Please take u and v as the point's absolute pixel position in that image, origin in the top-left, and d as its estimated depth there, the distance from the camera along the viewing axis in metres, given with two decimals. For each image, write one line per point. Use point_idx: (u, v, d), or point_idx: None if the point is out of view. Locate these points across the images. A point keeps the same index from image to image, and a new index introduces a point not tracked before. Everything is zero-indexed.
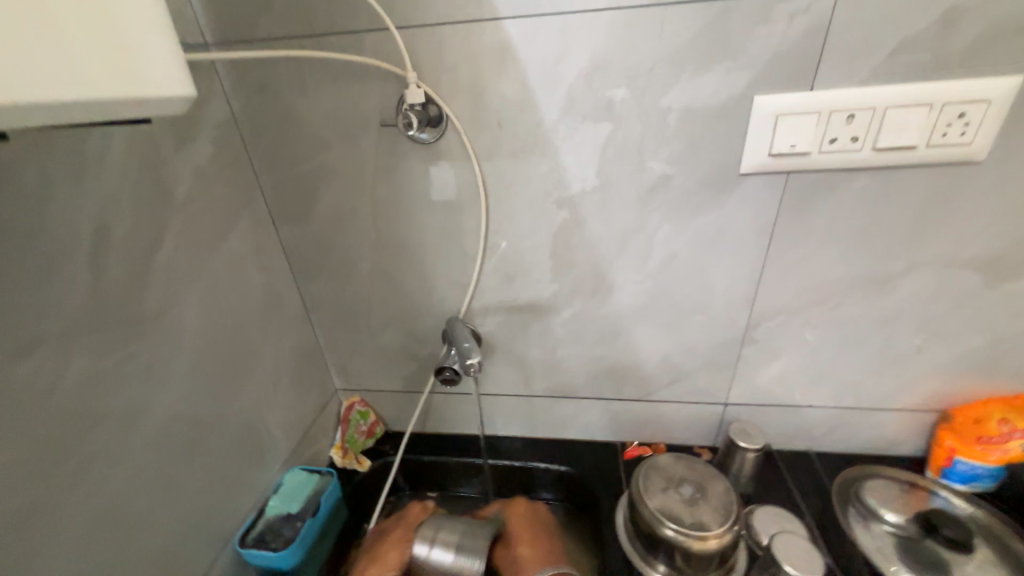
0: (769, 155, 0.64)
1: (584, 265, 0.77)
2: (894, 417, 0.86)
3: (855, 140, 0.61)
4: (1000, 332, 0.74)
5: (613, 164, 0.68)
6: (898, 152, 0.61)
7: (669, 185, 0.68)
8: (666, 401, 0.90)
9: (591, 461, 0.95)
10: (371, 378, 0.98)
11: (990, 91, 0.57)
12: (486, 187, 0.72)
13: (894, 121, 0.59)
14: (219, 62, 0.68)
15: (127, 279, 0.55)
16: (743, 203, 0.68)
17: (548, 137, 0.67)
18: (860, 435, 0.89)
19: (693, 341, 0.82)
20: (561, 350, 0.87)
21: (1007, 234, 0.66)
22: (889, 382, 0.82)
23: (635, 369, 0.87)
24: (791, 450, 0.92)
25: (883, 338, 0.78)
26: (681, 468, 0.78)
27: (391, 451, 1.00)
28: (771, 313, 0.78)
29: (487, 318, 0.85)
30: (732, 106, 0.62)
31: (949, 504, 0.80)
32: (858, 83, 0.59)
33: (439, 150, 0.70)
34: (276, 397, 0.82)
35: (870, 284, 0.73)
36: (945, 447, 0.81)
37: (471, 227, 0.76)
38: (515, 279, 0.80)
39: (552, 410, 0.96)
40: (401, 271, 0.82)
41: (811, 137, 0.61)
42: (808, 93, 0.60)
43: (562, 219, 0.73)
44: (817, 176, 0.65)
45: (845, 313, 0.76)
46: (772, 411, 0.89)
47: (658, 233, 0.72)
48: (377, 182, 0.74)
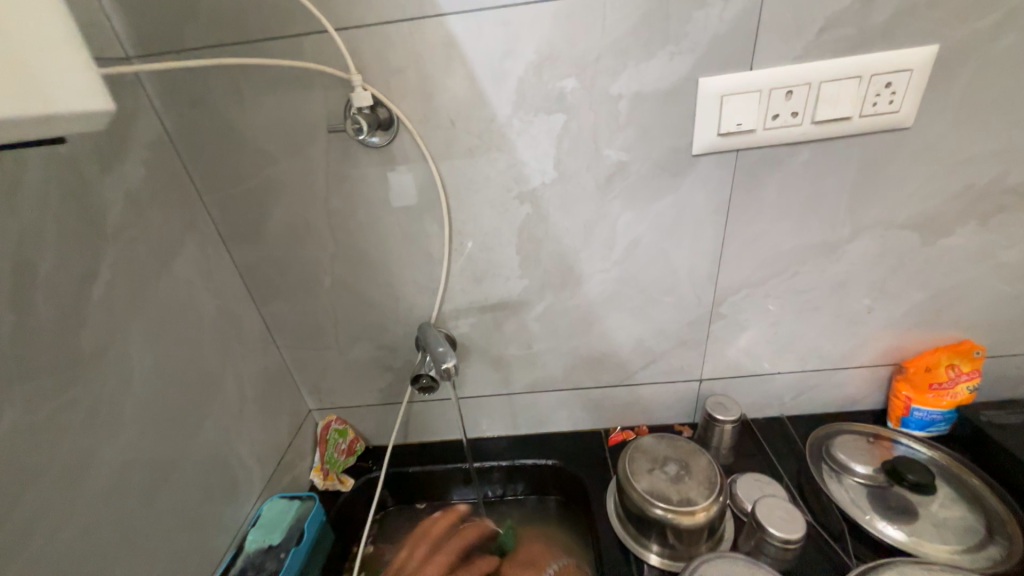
0: (717, 135, 0.66)
1: (551, 258, 0.77)
2: (855, 375, 0.91)
3: (796, 115, 0.64)
4: (939, 286, 0.80)
5: (570, 156, 0.68)
6: (835, 124, 0.64)
7: (626, 172, 0.69)
8: (644, 384, 0.92)
9: (577, 452, 0.95)
10: (345, 394, 0.95)
11: (910, 61, 0.61)
12: (446, 188, 0.71)
13: (829, 94, 0.62)
14: (143, 76, 0.63)
15: (59, 320, 0.50)
16: (699, 184, 0.70)
17: (503, 133, 0.66)
18: (826, 395, 0.93)
19: (663, 323, 0.84)
20: (537, 345, 0.87)
21: (936, 194, 0.71)
22: (847, 343, 0.87)
23: (611, 357, 0.88)
24: (764, 417, 0.96)
25: (838, 301, 0.82)
26: (665, 448, 0.80)
27: (374, 467, 0.97)
28: (734, 288, 0.80)
29: (460, 320, 0.84)
30: (679, 90, 0.63)
31: (910, 450, 0.86)
32: (793, 60, 0.61)
33: (392, 154, 0.69)
34: (244, 428, 0.78)
35: (821, 251, 0.76)
36: (902, 397, 0.87)
37: (435, 230, 0.75)
38: (484, 279, 0.80)
39: (534, 405, 0.95)
40: (366, 281, 0.80)
41: (755, 115, 0.64)
42: (748, 72, 0.62)
43: (525, 215, 0.73)
44: (764, 152, 0.68)
45: (802, 281, 0.79)
46: (745, 382, 0.92)
47: (620, 220, 0.73)
48: (331, 192, 0.71)
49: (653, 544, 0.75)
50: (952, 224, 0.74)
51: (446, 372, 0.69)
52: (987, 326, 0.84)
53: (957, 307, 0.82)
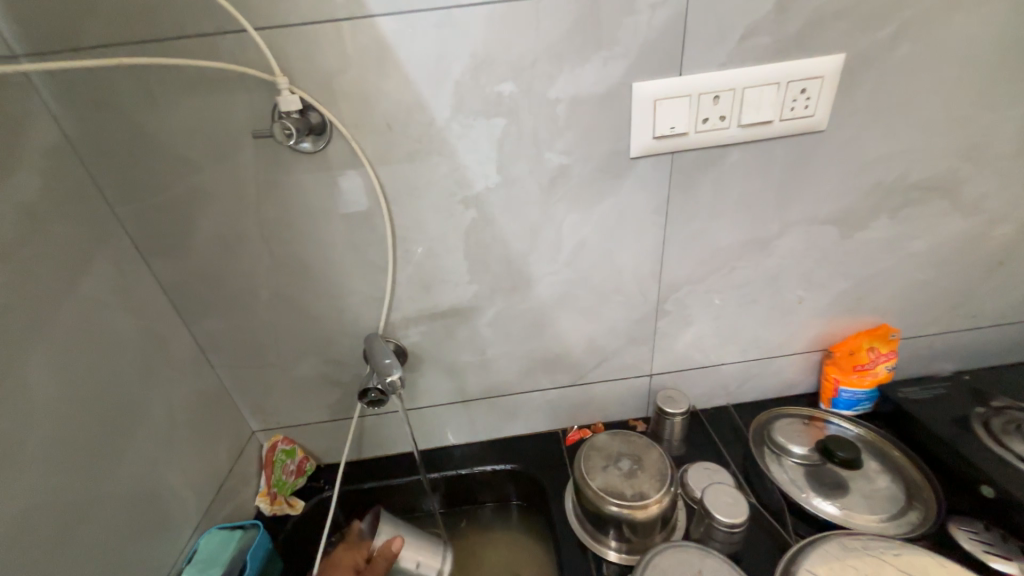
0: (653, 138, 0.68)
1: (500, 262, 0.76)
2: (791, 361, 0.97)
3: (723, 119, 0.67)
4: (858, 275, 0.87)
5: (512, 159, 0.68)
6: (760, 127, 0.68)
7: (568, 174, 0.70)
8: (597, 383, 0.94)
9: (536, 454, 0.96)
10: (291, 413, 0.89)
11: (821, 68, 0.65)
12: (387, 194, 0.69)
13: (752, 100, 0.66)
14: (34, 76, 0.56)
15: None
16: (638, 186, 0.72)
17: (443, 137, 0.65)
18: (766, 382, 0.99)
19: (613, 321, 0.86)
20: (490, 350, 0.86)
21: (851, 191, 0.77)
22: (782, 332, 0.92)
23: (565, 357, 0.89)
24: (712, 407, 1.00)
25: (772, 293, 0.87)
26: (618, 444, 0.81)
27: (326, 487, 0.93)
28: (677, 285, 0.83)
29: (410, 329, 0.82)
30: (614, 94, 0.65)
31: (842, 429, 0.92)
32: (718, 66, 0.64)
33: (328, 160, 0.66)
34: (176, 457, 0.72)
35: (754, 247, 0.81)
36: (831, 379, 0.94)
37: (378, 237, 0.72)
38: (432, 286, 0.78)
39: (491, 411, 0.94)
40: (306, 293, 0.76)
41: (686, 119, 0.66)
42: (678, 78, 0.64)
43: (470, 219, 0.72)
44: (697, 154, 0.70)
45: (739, 276, 0.84)
46: (692, 374, 0.95)
47: (565, 222, 0.74)
48: (263, 199, 0.67)
49: (611, 540, 0.76)
50: (866, 219, 0.80)
51: (393, 386, 0.69)
52: (900, 310, 0.92)
53: (875, 294, 0.89)
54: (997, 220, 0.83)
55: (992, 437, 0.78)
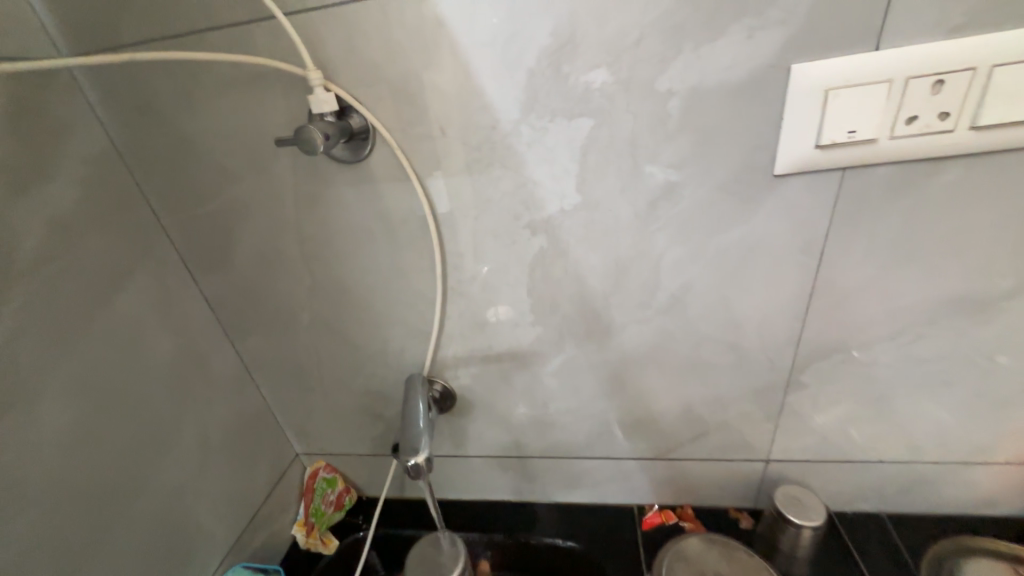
0: (816, 146, 0.46)
1: (573, 302, 0.60)
2: (994, 472, 0.66)
3: (944, 117, 0.43)
4: None
5: (599, 174, 0.51)
6: (1007, 130, 0.43)
7: (675, 196, 0.51)
8: (691, 460, 0.72)
9: (602, 533, 0.77)
10: (332, 443, 0.82)
11: None
12: (438, 213, 0.56)
13: (1003, 85, 0.41)
14: (85, 81, 0.53)
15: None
16: (780, 213, 0.50)
17: (508, 143, 0.50)
18: (949, 493, 0.69)
19: (720, 388, 0.64)
20: (554, 404, 0.70)
21: None
22: (986, 431, 0.62)
23: (649, 424, 0.69)
24: (857, 513, 0.72)
25: (977, 377, 0.58)
26: (715, 558, 0.61)
27: (363, 525, 0.84)
28: (823, 351, 0.59)
29: (460, 370, 0.69)
30: (757, 83, 0.44)
31: None
32: (945, 33, 0.40)
33: (371, 170, 0.54)
34: (205, 486, 0.67)
35: (959, 309, 0.54)
36: None
37: (426, 264, 0.60)
38: (488, 324, 0.64)
39: (550, 472, 0.78)
40: (348, 320, 0.66)
41: (877, 117, 0.43)
42: (871, 54, 0.42)
43: (538, 248, 0.56)
44: (884, 170, 0.47)
45: (924, 347, 0.57)
46: (830, 468, 0.69)
47: (666, 258, 0.55)
48: (303, 215, 0.59)
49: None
50: None
51: (417, 470, 0.54)
52: None
53: None
54: None
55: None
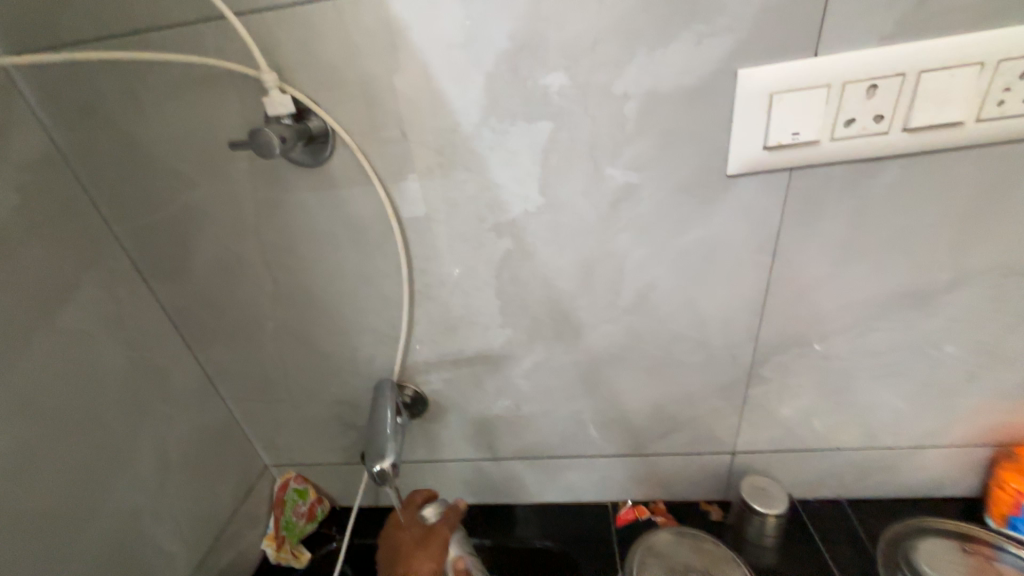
0: (765, 148, 0.48)
1: (541, 304, 0.60)
2: (942, 455, 0.69)
3: (879, 119, 0.45)
4: None
5: (561, 176, 0.51)
6: (935, 133, 0.46)
7: (636, 197, 0.52)
8: (662, 455, 0.74)
9: (578, 531, 0.77)
10: (301, 453, 0.80)
11: None
12: (403, 217, 0.56)
13: (931, 90, 0.44)
14: (26, 83, 0.51)
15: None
16: (736, 213, 0.52)
17: (471, 147, 0.50)
18: (902, 477, 0.72)
19: (686, 384, 0.66)
20: (526, 405, 0.70)
21: None
22: (933, 416, 0.66)
23: (621, 422, 0.71)
24: (820, 500, 0.75)
25: (923, 365, 0.62)
26: (686, 552, 0.62)
27: (337, 535, 0.82)
28: (781, 345, 0.61)
29: (431, 374, 0.69)
30: (709, 88, 0.46)
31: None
32: (877, 41, 0.43)
33: (333, 174, 0.54)
34: (165, 505, 0.64)
35: (903, 302, 0.57)
36: (1011, 490, 0.65)
37: (393, 268, 0.59)
38: (458, 327, 0.64)
39: (525, 473, 0.78)
40: (314, 327, 0.65)
41: (819, 119, 0.45)
42: (811, 60, 0.44)
43: (504, 250, 0.57)
44: (828, 170, 0.49)
45: (873, 339, 0.60)
46: (793, 458, 0.72)
47: (629, 258, 0.56)
48: (263, 221, 0.57)
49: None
50: None
51: (382, 476, 0.53)
52: None
53: None
54: None
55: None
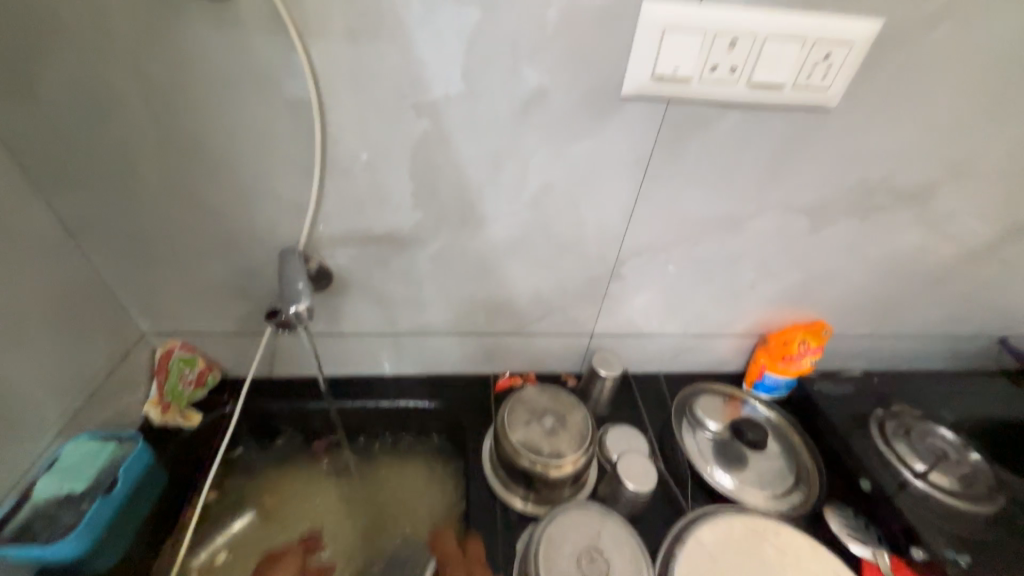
0: (651, 78, 0.57)
1: (450, 192, 0.66)
2: (728, 343, 0.96)
3: (733, 71, 0.57)
4: (812, 271, 0.85)
5: (482, 68, 0.55)
6: (767, 91, 0.60)
7: (544, 102, 0.59)
8: (537, 335, 0.89)
9: (460, 396, 0.92)
10: (187, 319, 0.78)
11: (852, 36, 0.57)
12: (318, 77, 0.54)
13: (769, 55, 0.57)
14: None
15: None
16: (620, 132, 0.63)
17: (397, 17, 0.51)
18: (702, 358, 0.99)
19: (565, 277, 0.80)
20: (428, 286, 0.78)
21: (832, 185, 0.72)
22: (728, 314, 0.91)
23: (507, 306, 0.83)
24: (645, 373, 1.00)
25: (728, 274, 0.83)
26: (545, 400, 0.80)
27: (228, 401, 0.85)
28: (637, 250, 0.77)
29: (338, 250, 0.71)
30: (616, 11, 0.53)
31: (754, 410, 0.94)
32: (742, 4, 0.54)
33: (240, 13, 0.50)
34: (24, 354, 0.62)
35: (723, 225, 0.75)
36: (759, 365, 0.95)
37: (304, 133, 0.59)
38: (367, 205, 0.67)
39: (420, 348, 0.88)
40: (203, 185, 0.63)
41: (694, 61, 0.56)
42: (697, 6, 0.53)
43: (421, 132, 0.60)
44: (694, 107, 0.61)
45: (702, 251, 0.79)
46: (633, 342, 0.93)
47: (533, 158, 0.64)
48: (144, 52, 0.52)
49: (493, 479, 0.78)
50: (837, 216, 0.77)
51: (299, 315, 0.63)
52: (838, 310, 0.93)
53: (821, 292, 0.89)
54: (951, 239, 0.84)
55: (896, 457, 0.81)
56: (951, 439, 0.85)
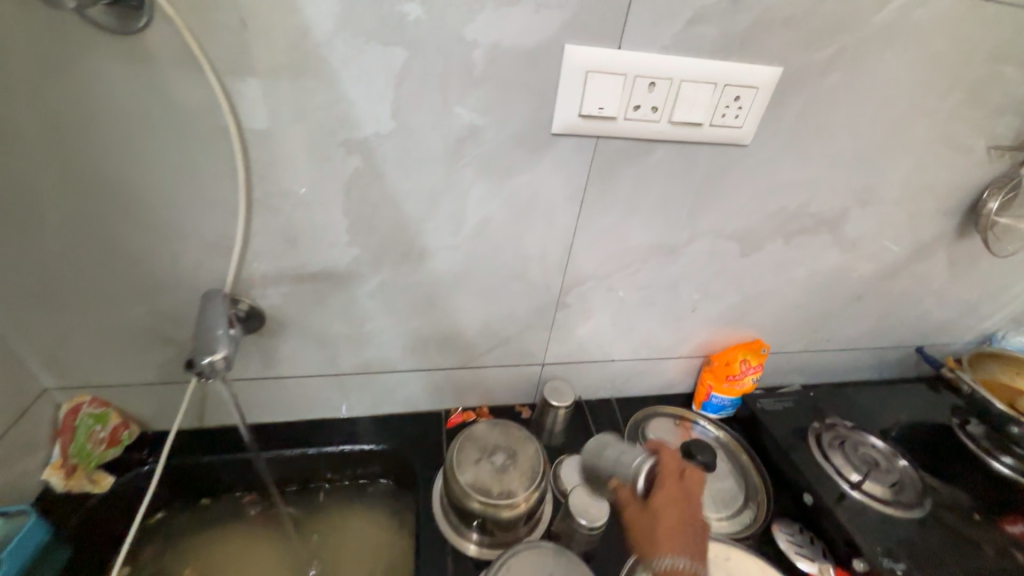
0: (578, 116, 0.59)
1: (388, 227, 0.65)
2: (676, 364, 0.99)
3: (655, 110, 0.61)
4: (746, 293, 0.89)
5: (413, 106, 0.55)
6: (688, 129, 0.63)
7: (478, 138, 0.60)
8: (488, 367, 0.88)
9: (410, 434, 0.88)
10: (99, 370, 0.71)
11: (757, 79, 0.62)
12: (239, 114, 0.53)
13: (686, 96, 0.61)
14: None
15: None
16: (554, 167, 0.64)
17: (322, 56, 0.50)
18: (652, 380, 1.01)
19: (512, 307, 0.80)
20: (371, 322, 0.75)
21: (756, 212, 0.77)
22: (672, 336, 0.93)
23: (455, 340, 0.82)
24: (599, 399, 1.00)
25: (669, 298, 0.86)
26: (495, 435, 0.77)
27: (148, 459, 0.78)
28: (581, 278, 0.78)
29: (270, 289, 0.68)
30: (542, 54, 0.55)
31: (705, 431, 0.96)
32: (657, 49, 0.57)
33: (148, 50, 0.48)
34: None
35: (660, 252, 0.78)
36: (705, 385, 0.98)
37: (226, 170, 0.56)
38: (300, 242, 0.64)
39: (365, 386, 0.84)
40: (115, 226, 0.58)
41: (617, 101, 0.59)
42: (616, 51, 0.56)
43: (353, 168, 0.59)
44: (622, 143, 0.64)
45: (643, 278, 0.81)
46: (584, 368, 0.94)
47: (470, 193, 0.64)
48: (39, 89, 0.48)
49: (445, 523, 0.74)
50: (763, 241, 0.82)
51: (213, 368, 0.57)
52: (773, 328, 0.98)
53: (756, 311, 0.93)
54: (866, 258, 0.91)
55: (834, 469, 0.85)
56: (881, 448, 0.90)
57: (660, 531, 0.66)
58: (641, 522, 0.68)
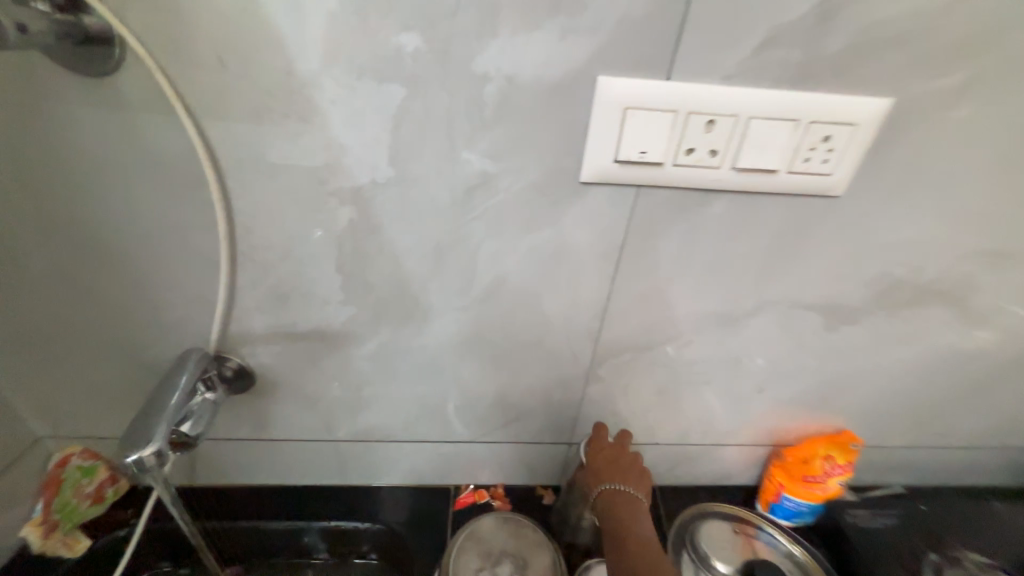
0: (614, 161, 0.48)
1: (387, 285, 0.56)
2: (736, 452, 0.80)
3: (714, 154, 0.48)
4: (830, 373, 0.71)
5: (414, 151, 0.47)
6: (758, 176, 0.50)
7: (491, 187, 0.50)
8: (505, 442, 0.75)
9: (412, 514, 0.76)
10: (88, 423, 0.66)
11: (855, 114, 0.48)
12: (219, 161, 0.47)
13: (757, 136, 0.48)
14: None
15: None
16: (584, 220, 0.53)
17: (308, 96, 0.44)
18: (706, 469, 0.83)
19: (533, 378, 0.67)
20: (370, 387, 0.66)
21: (847, 277, 0.61)
22: (732, 420, 0.76)
23: (466, 410, 0.70)
24: None
25: (728, 376, 0.70)
26: (503, 537, 0.64)
27: (132, 519, 0.70)
28: (616, 349, 0.65)
29: (259, 347, 0.60)
30: (569, 88, 0.45)
31: (774, 541, 0.75)
32: (718, 80, 0.46)
33: (125, 93, 0.43)
34: None
35: (718, 321, 0.63)
36: (775, 483, 0.78)
37: (208, 220, 0.50)
38: (291, 298, 0.57)
39: (365, 456, 0.74)
40: (99, 278, 0.54)
41: (664, 144, 0.47)
42: (664, 83, 0.45)
43: (347, 220, 0.51)
44: (671, 193, 0.52)
45: (695, 351, 0.66)
46: None
47: (482, 249, 0.54)
48: (21, 136, 0.45)
49: None
50: (856, 312, 0.64)
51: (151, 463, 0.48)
52: (867, 417, 0.77)
53: (844, 396, 0.74)
54: (1000, 338, 0.70)
55: None
56: None
57: (605, 459, 0.67)
58: (602, 463, 0.67)
